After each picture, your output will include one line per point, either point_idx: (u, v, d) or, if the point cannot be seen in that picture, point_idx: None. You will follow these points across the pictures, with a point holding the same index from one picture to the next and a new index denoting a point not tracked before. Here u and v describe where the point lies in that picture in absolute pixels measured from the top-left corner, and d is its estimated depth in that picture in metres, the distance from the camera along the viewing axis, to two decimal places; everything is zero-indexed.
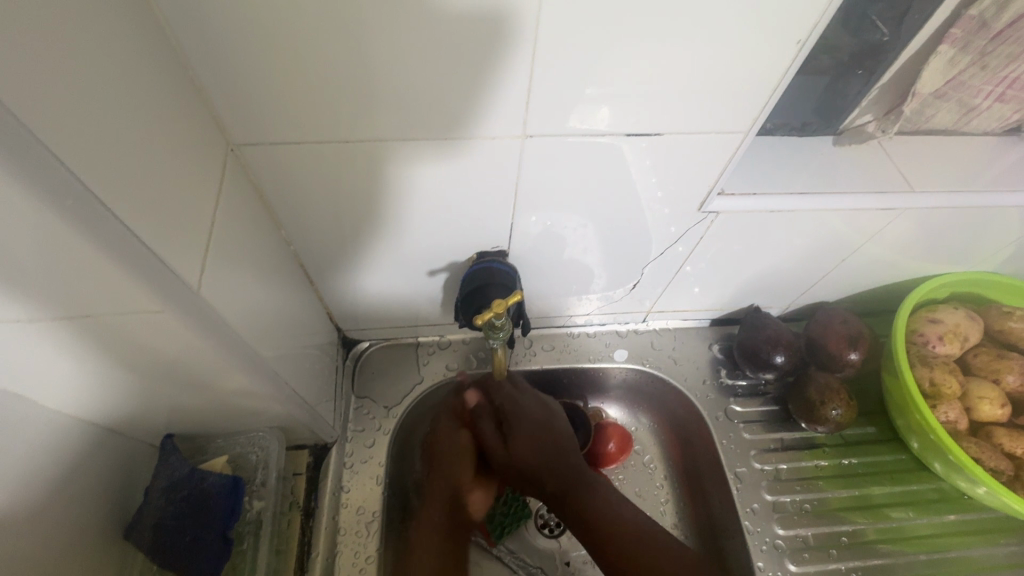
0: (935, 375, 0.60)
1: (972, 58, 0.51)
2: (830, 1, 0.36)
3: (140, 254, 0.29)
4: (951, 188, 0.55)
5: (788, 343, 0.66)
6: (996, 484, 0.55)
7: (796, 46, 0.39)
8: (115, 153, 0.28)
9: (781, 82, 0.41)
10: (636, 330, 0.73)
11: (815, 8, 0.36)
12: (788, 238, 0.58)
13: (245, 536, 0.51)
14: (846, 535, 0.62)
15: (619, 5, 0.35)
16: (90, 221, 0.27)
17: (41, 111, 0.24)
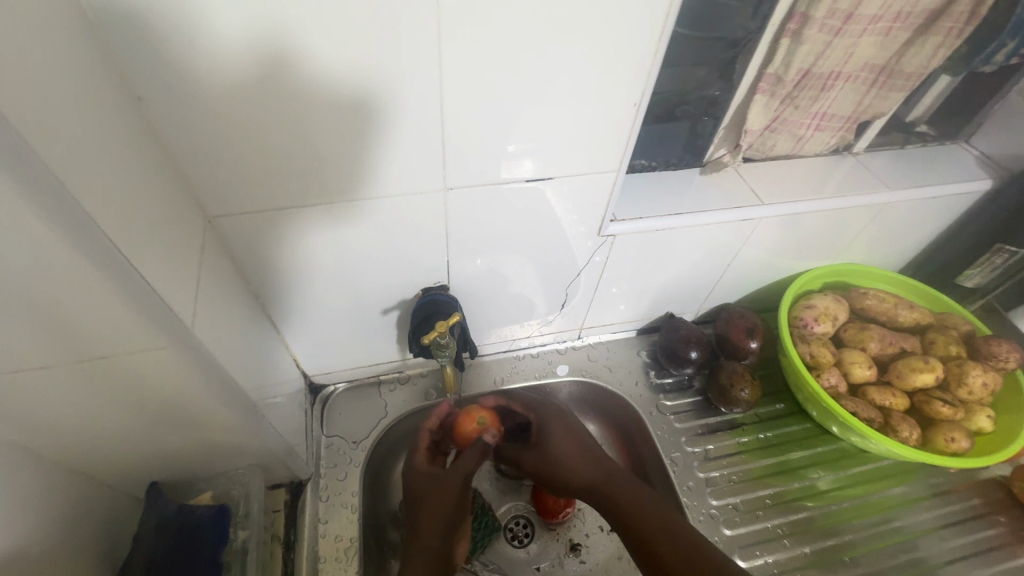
0: (812, 348, 0.73)
1: (780, 102, 0.65)
2: (649, 76, 0.49)
3: (150, 300, 0.36)
4: (794, 198, 0.70)
5: (698, 339, 0.78)
6: (869, 431, 0.66)
7: (635, 108, 0.52)
8: (144, 243, 0.37)
9: (630, 135, 0.54)
10: (574, 346, 0.84)
11: (642, 78, 0.50)
12: (679, 251, 0.71)
13: (232, 563, 0.55)
14: (769, 498, 0.71)
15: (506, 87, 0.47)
16: (121, 281, 0.34)
17: (86, 200, 0.31)
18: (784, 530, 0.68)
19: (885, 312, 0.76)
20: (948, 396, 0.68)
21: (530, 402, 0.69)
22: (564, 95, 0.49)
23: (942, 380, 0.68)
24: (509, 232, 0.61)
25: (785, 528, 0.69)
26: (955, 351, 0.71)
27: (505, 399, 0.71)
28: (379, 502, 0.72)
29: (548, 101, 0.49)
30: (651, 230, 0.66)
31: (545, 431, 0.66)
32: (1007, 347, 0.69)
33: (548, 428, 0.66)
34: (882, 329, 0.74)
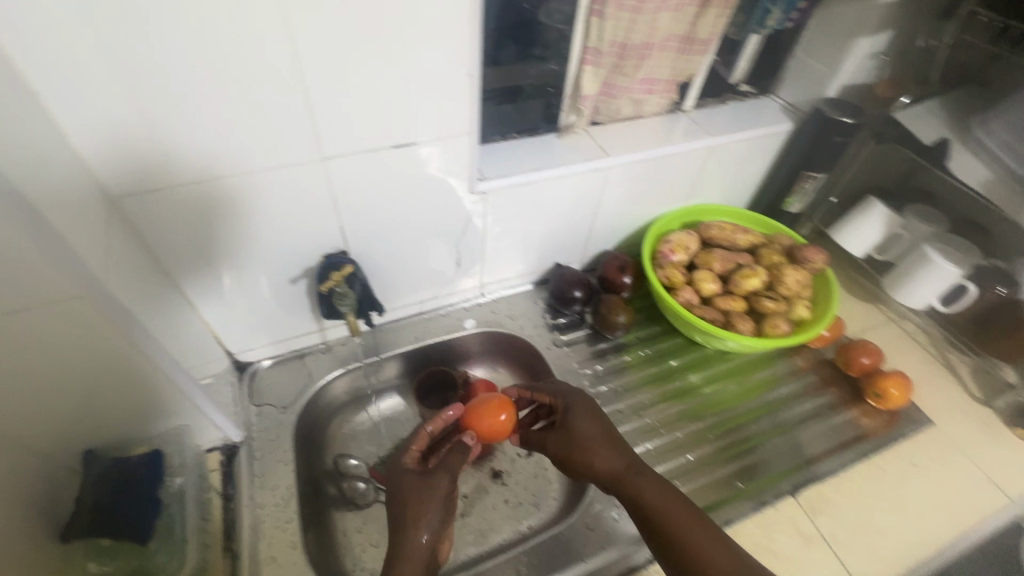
0: (667, 271, 0.87)
1: (605, 69, 0.80)
2: (473, 48, 0.60)
3: (61, 250, 0.47)
4: (633, 149, 0.84)
5: (581, 281, 0.91)
6: (713, 329, 0.81)
7: (469, 77, 0.62)
8: (51, 209, 0.47)
9: (472, 100, 0.65)
10: (479, 303, 0.95)
11: (469, 51, 0.60)
12: (547, 204, 0.84)
13: (172, 502, 0.64)
14: (646, 399, 0.85)
15: (355, 64, 0.56)
16: (39, 232, 0.45)
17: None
18: (662, 423, 0.82)
19: (726, 238, 0.92)
20: (774, 294, 0.84)
21: (562, 390, 0.75)
22: (406, 68, 0.59)
23: (767, 282, 0.84)
24: (393, 197, 0.71)
25: (661, 420, 0.82)
26: (777, 259, 0.87)
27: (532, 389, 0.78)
28: (312, 459, 0.80)
29: (395, 74, 0.59)
30: (517, 185, 0.78)
31: (571, 418, 0.71)
32: (815, 251, 0.87)
33: (574, 414, 0.72)
34: (723, 251, 0.90)
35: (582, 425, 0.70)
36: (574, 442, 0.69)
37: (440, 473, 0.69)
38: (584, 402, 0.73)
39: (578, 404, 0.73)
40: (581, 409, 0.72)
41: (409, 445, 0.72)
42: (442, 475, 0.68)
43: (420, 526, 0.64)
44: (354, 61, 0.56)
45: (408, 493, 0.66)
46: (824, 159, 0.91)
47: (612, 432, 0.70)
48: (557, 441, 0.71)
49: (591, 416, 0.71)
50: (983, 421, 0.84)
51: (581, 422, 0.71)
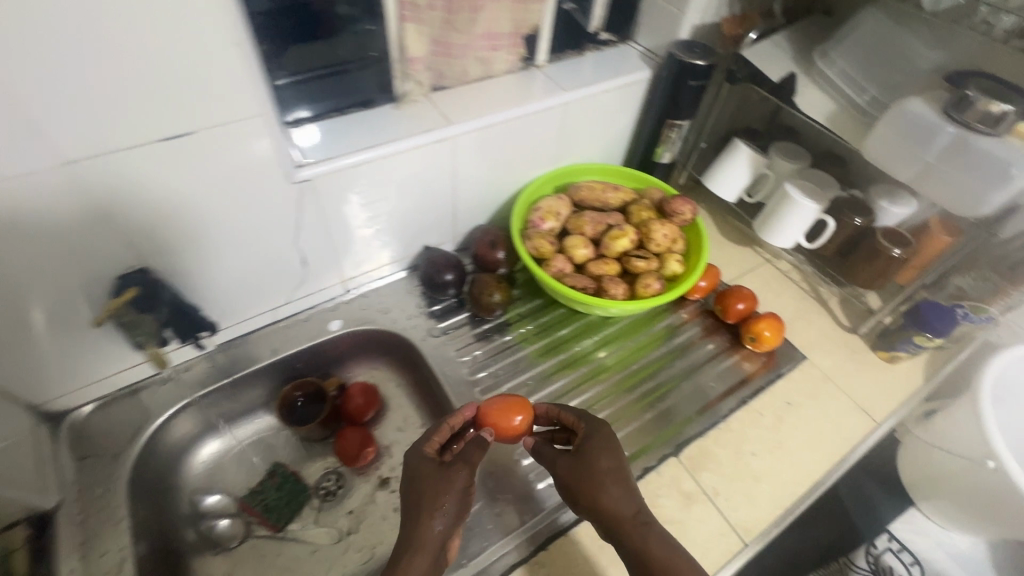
0: (536, 242, 0.82)
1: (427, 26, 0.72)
2: (232, 9, 0.49)
3: None
4: (478, 115, 0.77)
5: (451, 263, 0.85)
6: (584, 299, 0.77)
7: (240, 45, 0.51)
8: None
9: (253, 73, 0.54)
10: (345, 301, 0.86)
11: (227, 12, 0.49)
12: (393, 184, 0.76)
13: None
14: (528, 380, 0.81)
15: (63, 38, 0.44)
16: None
17: None
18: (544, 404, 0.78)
19: (597, 198, 0.89)
20: (645, 252, 0.81)
21: (586, 416, 0.69)
22: (146, 39, 0.47)
23: (636, 241, 0.82)
24: (187, 200, 0.59)
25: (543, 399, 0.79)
26: (646, 216, 0.85)
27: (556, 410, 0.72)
28: (161, 507, 0.71)
29: (131, 49, 0.47)
30: (348, 168, 0.68)
31: (588, 448, 0.66)
32: (682, 203, 0.85)
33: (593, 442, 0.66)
34: (594, 213, 0.86)
35: (599, 461, 0.65)
36: (584, 475, 0.64)
37: (460, 473, 0.65)
38: (607, 433, 0.68)
39: (599, 432, 0.68)
40: (603, 441, 0.67)
41: (433, 433, 0.68)
42: (462, 468, 0.65)
43: (431, 531, 0.61)
44: (61, 34, 0.43)
45: (427, 482, 0.63)
46: (687, 106, 0.88)
47: (625, 472, 0.65)
48: (565, 470, 0.66)
49: (611, 451, 0.67)
50: (850, 350, 0.86)
51: (598, 458, 0.65)
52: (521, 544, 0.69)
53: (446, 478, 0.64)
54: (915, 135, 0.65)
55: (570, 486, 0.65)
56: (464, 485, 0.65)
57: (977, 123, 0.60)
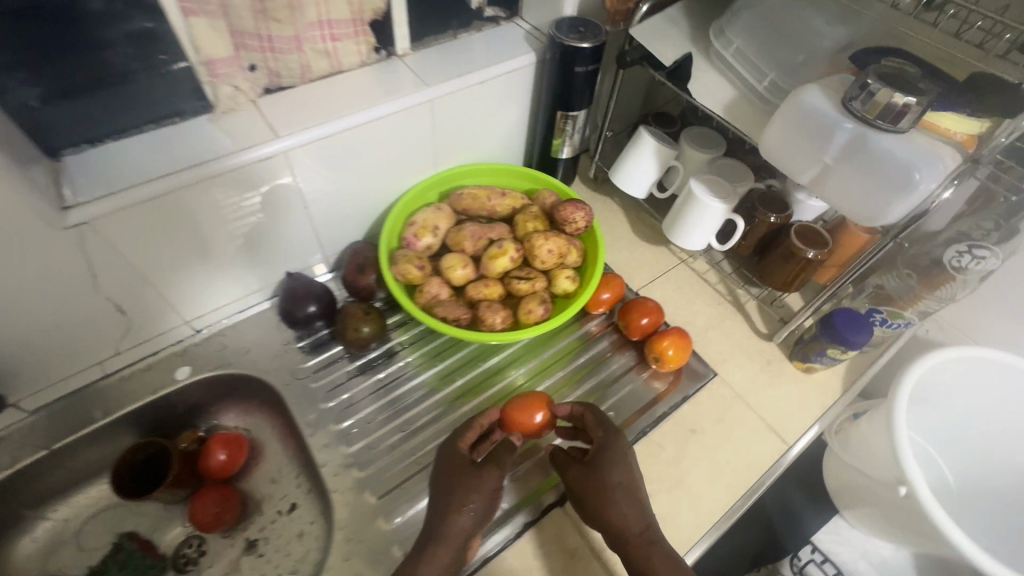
0: (403, 268, 0.71)
1: (227, 19, 0.59)
2: None
3: None
4: (315, 122, 0.65)
5: (315, 291, 0.74)
6: (457, 331, 0.67)
7: None
8: None
9: None
10: (197, 342, 0.75)
11: None
12: (218, 212, 0.64)
13: None
14: (404, 424, 0.72)
15: None
16: None
17: None
18: (420, 452, 0.69)
19: (481, 206, 0.78)
20: (529, 271, 0.71)
21: (605, 421, 0.66)
22: None
23: (519, 258, 0.71)
24: None
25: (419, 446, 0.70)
26: (533, 227, 0.74)
27: (580, 406, 0.69)
28: None
29: None
30: (139, 203, 0.56)
31: (604, 457, 0.63)
32: (573, 209, 0.75)
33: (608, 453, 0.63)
34: (476, 225, 0.75)
35: (609, 472, 0.62)
36: (598, 485, 0.62)
37: (490, 476, 0.62)
38: (623, 441, 0.65)
39: (613, 442, 0.65)
40: (620, 451, 0.64)
41: (469, 427, 0.66)
42: (494, 467, 0.63)
43: (454, 536, 0.58)
44: None
45: (457, 479, 0.61)
46: (578, 94, 0.77)
47: (636, 487, 0.62)
48: (581, 475, 0.64)
49: (625, 463, 0.64)
50: (765, 361, 0.79)
51: (611, 470, 0.62)
52: (515, 522, 0.65)
53: (477, 476, 0.62)
54: (813, 130, 0.55)
55: (583, 496, 0.62)
56: (494, 481, 0.63)
57: (877, 116, 0.50)
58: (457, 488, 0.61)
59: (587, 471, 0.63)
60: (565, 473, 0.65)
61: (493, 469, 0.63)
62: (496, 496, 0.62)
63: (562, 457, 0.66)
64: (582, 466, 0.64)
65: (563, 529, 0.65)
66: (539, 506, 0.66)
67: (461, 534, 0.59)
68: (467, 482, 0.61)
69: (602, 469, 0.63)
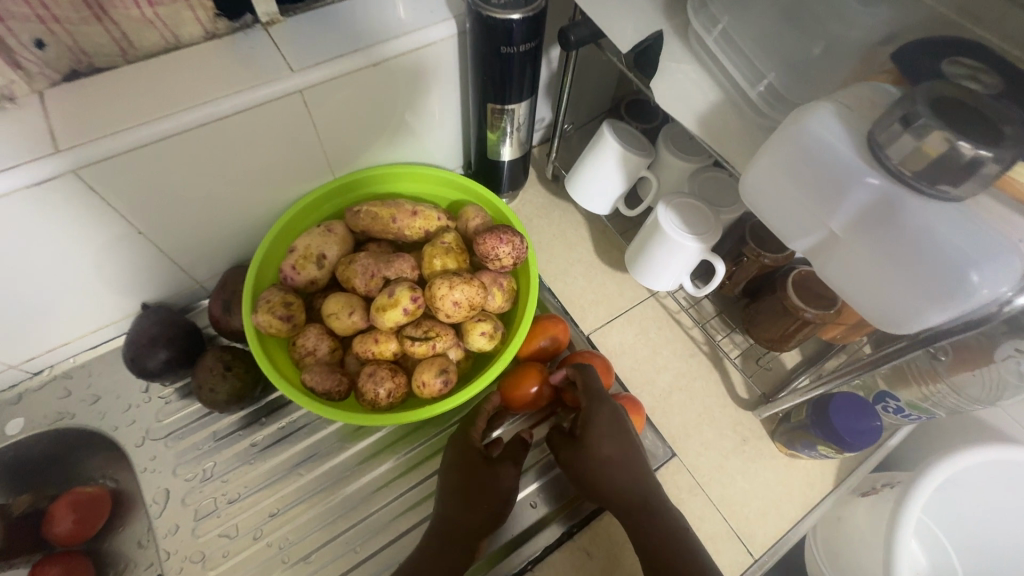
0: (264, 318, 0.54)
1: None
2: None
3: None
4: (124, 125, 0.47)
5: (165, 336, 0.59)
6: (325, 409, 0.51)
7: None
8: None
9: None
10: (36, 386, 0.62)
11: None
12: (2, 246, 0.48)
13: None
14: (275, 505, 0.58)
15: None
16: None
17: None
18: (289, 544, 0.56)
19: (383, 228, 0.60)
20: (429, 327, 0.55)
21: (594, 390, 0.56)
22: None
23: (419, 308, 0.55)
24: None
25: (289, 535, 0.57)
26: (443, 264, 0.57)
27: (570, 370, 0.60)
28: None
29: None
30: None
31: (591, 432, 0.55)
32: (497, 241, 0.56)
33: (595, 427, 0.55)
34: (371, 256, 0.58)
35: (599, 447, 0.54)
36: (592, 465, 0.54)
37: (505, 474, 0.55)
38: (614, 408, 0.56)
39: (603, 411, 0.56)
40: (613, 418, 0.55)
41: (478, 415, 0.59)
42: (510, 464, 0.56)
43: (459, 536, 0.53)
44: None
45: (465, 478, 0.55)
46: (512, 82, 0.57)
47: (633, 461, 0.54)
48: (572, 455, 0.56)
49: (619, 434, 0.55)
50: (741, 439, 0.62)
51: (601, 446, 0.54)
52: (535, 543, 0.57)
53: (493, 476, 0.55)
54: (816, 180, 0.36)
55: (580, 476, 0.55)
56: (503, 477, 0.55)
57: (915, 175, 0.32)
58: (457, 483, 0.55)
59: (579, 451, 0.55)
60: (559, 452, 0.57)
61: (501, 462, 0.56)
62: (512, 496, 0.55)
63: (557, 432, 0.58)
64: (574, 444, 0.56)
65: (597, 541, 0.58)
66: (574, 516, 0.58)
67: (468, 534, 0.53)
68: (467, 480, 0.54)
69: (593, 445, 0.55)
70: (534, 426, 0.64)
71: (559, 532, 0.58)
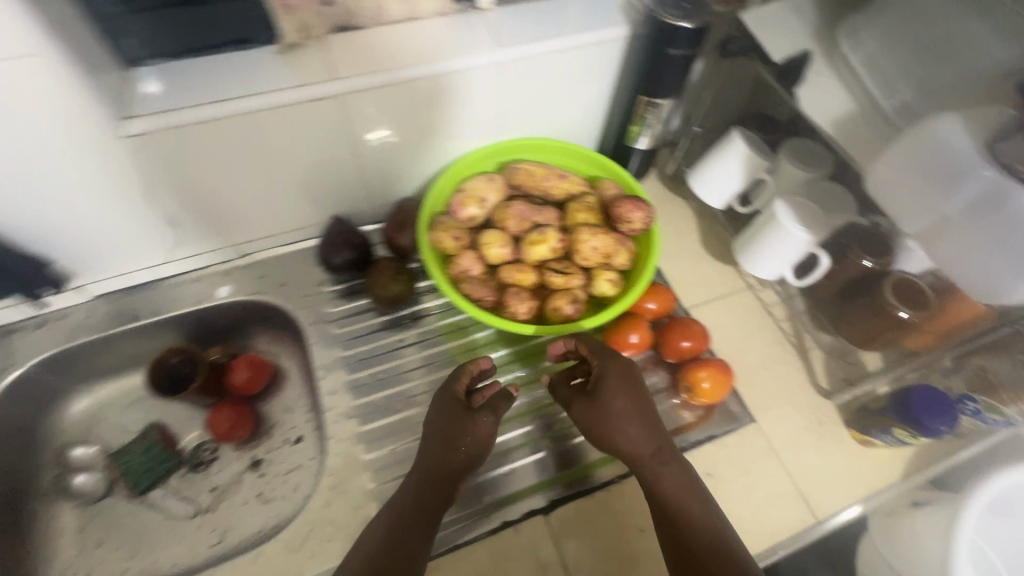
0: (441, 235, 0.68)
1: None
2: None
3: None
4: (381, 68, 0.62)
5: (354, 241, 0.74)
6: (478, 312, 0.64)
7: None
8: None
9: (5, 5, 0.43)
10: (239, 266, 0.78)
11: None
12: (271, 145, 0.64)
13: None
14: (413, 390, 0.71)
15: None
16: None
17: None
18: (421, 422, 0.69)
19: (535, 185, 0.73)
20: (567, 265, 0.67)
21: (598, 348, 0.62)
22: None
23: (561, 249, 0.67)
24: None
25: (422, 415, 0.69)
26: (585, 218, 0.69)
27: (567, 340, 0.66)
28: (24, 451, 0.70)
29: None
30: (191, 124, 0.57)
31: (604, 387, 0.60)
32: (632, 206, 0.68)
33: (609, 381, 0.61)
34: (523, 204, 0.71)
35: (612, 399, 0.60)
36: (603, 416, 0.59)
37: (482, 426, 0.61)
38: (618, 368, 0.61)
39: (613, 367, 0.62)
40: (610, 380, 0.61)
41: (465, 370, 0.64)
42: (488, 415, 0.62)
43: (436, 479, 0.58)
44: None
45: (453, 423, 0.60)
46: (669, 80, 0.68)
47: (642, 413, 0.60)
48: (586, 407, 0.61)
49: (628, 388, 0.60)
50: (816, 420, 0.69)
51: (613, 398, 0.60)
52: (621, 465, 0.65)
53: (471, 423, 0.60)
54: (940, 171, 0.44)
55: (592, 427, 0.60)
56: (482, 429, 0.61)
57: None
58: (432, 435, 0.60)
59: (590, 405, 0.60)
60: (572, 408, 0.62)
61: (480, 416, 0.61)
62: (489, 443, 0.61)
63: (568, 390, 0.63)
64: (587, 399, 0.61)
65: (591, 515, 0.62)
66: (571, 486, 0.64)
67: (439, 476, 0.58)
68: (436, 434, 0.60)
69: (604, 399, 0.60)
70: None
71: (543, 501, 0.63)
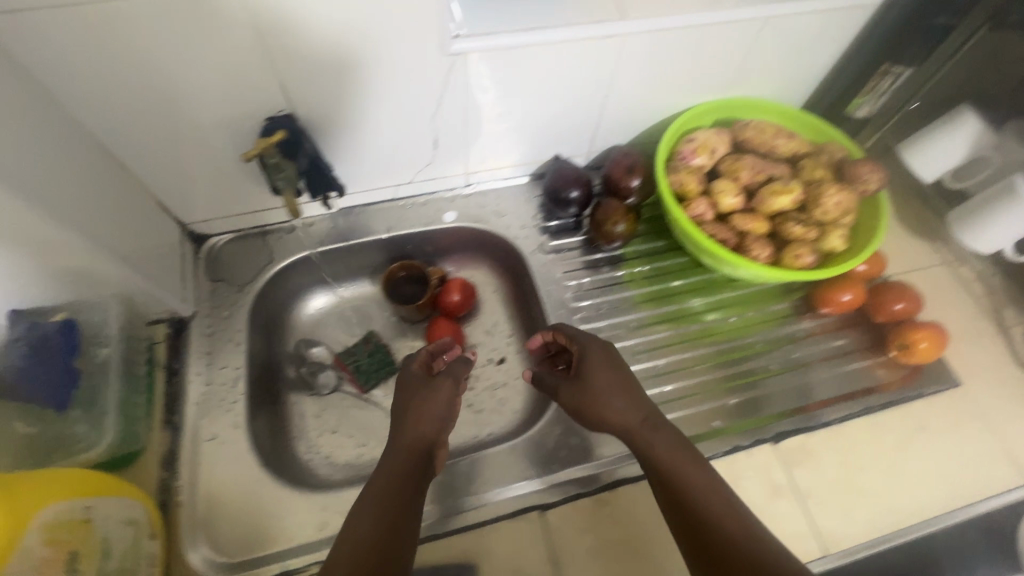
0: (681, 177, 0.73)
1: None
2: None
3: None
4: (666, 12, 0.64)
5: (582, 181, 0.78)
6: (719, 253, 0.69)
7: None
8: None
9: None
10: (462, 195, 0.84)
11: None
12: (546, 78, 0.68)
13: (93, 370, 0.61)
14: (633, 321, 0.76)
15: None
16: None
17: None
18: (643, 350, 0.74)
19: (765, 141, 0.76)
20: (805, 218, 0.70)
21: (577, 334, 0.62)
22: None
23: (799, 202, 0.70)
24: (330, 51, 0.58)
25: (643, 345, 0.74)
26: (820, 175, 0.72)
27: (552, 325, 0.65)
28: (272, 342, 0.78)
29: None
30: (499, 49, 0.62)
31: (585, 364, 0.59)
32: (870, 168, 0.71)
33: (589, 360, 0.59)
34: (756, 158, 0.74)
35: (591, 375, 0.58)
36: (585, 395, 0.57)
37: (437, 396, 0.57)
38: (597, 348, 0.60)
39: (591, 346, 0.61)
40: (597, 357, 0.60)
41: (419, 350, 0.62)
42: (449, 381, 0.58)
43: (422, 446, 0.53)
44: None
45: (410, 398, 0.57)
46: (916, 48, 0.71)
47: (631, 388, 0.58)
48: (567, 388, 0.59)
49: (608, 368, 0.58)
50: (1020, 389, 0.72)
51: (597, 375, 0.58)
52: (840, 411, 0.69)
53: (428, 391, 0.57)
54: None
55: (583, 408, 0.58)
56: (439, 403, 0.56)
57: None
58: (403, 402, 0.57)
59: (571, 385, 0.59)
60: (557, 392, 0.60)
61: (443, 386, 0.58)
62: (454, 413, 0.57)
63: (541, 378, 0.61)
64: (574, 378, 0.59)
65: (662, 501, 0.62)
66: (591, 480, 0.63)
67: (426, 441, 0.54)
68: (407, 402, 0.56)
69: (591, 375, 0.59)
70: (837, 328, 0.77)
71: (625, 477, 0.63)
